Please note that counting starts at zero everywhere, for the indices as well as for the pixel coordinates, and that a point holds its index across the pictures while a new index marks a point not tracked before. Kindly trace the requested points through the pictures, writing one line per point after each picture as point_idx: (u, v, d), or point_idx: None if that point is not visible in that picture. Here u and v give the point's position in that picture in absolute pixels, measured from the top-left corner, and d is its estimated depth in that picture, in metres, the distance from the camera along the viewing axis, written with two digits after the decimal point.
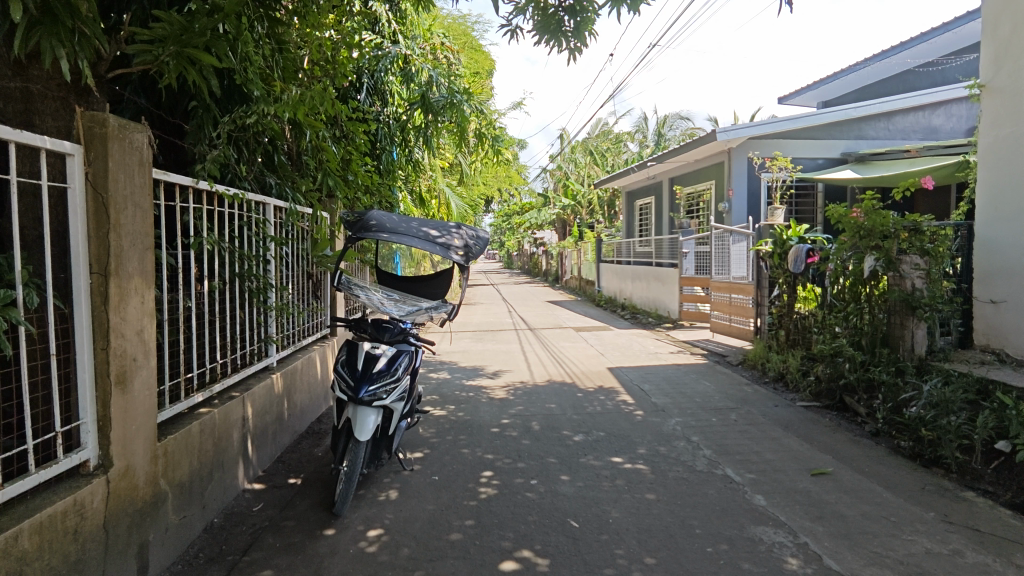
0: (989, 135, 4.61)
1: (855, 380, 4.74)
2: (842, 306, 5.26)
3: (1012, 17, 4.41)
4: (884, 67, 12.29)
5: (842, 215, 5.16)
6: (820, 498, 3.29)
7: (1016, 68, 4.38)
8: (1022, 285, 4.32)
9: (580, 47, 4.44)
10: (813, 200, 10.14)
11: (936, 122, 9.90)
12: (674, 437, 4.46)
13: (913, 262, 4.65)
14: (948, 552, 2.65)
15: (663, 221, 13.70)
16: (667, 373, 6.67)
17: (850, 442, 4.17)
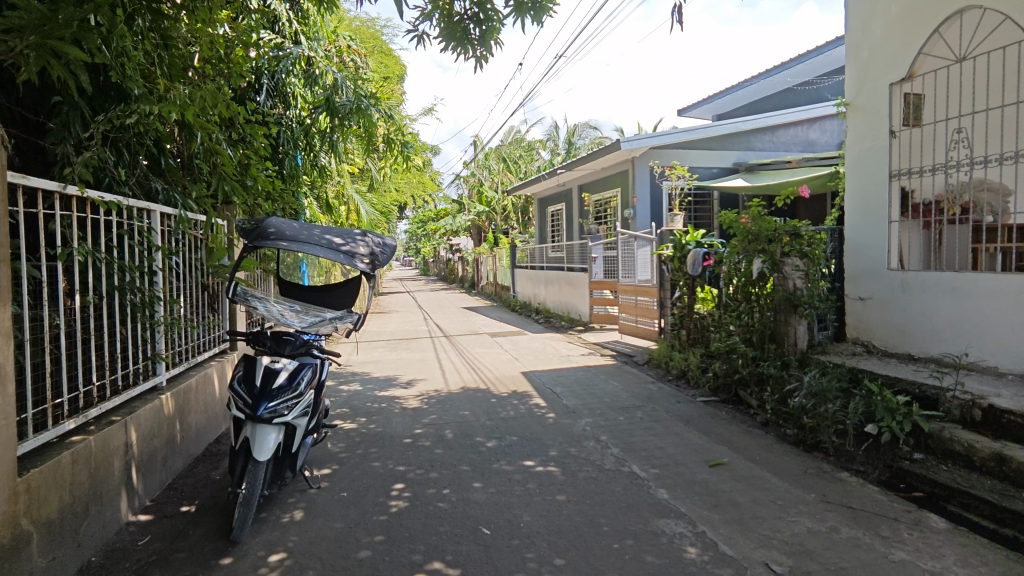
0: (854, 148, 5.11)
1: (748, 374, 5.08)
2: (735, 306, 5.63)
3: (869, 43, 4.93)
4: (769, 85, 13.37)
5: (733, 221, 5.54)
6: (717, 487, 3.49)
7: (874, 89, 4.90)
8: (883, 284, 4.83)
9: (486, 56, 4.46)
10: (709, 207, 10.82)
11: (813, 136, 10.85)
12: (585, 437, 4.58)
13: (794, 264, 5.07)
14: (826, 529, 2.90)
15: (574, 227, 14.09)
16: (578, 375, 6.85)
17: (744, 432, 4.46)
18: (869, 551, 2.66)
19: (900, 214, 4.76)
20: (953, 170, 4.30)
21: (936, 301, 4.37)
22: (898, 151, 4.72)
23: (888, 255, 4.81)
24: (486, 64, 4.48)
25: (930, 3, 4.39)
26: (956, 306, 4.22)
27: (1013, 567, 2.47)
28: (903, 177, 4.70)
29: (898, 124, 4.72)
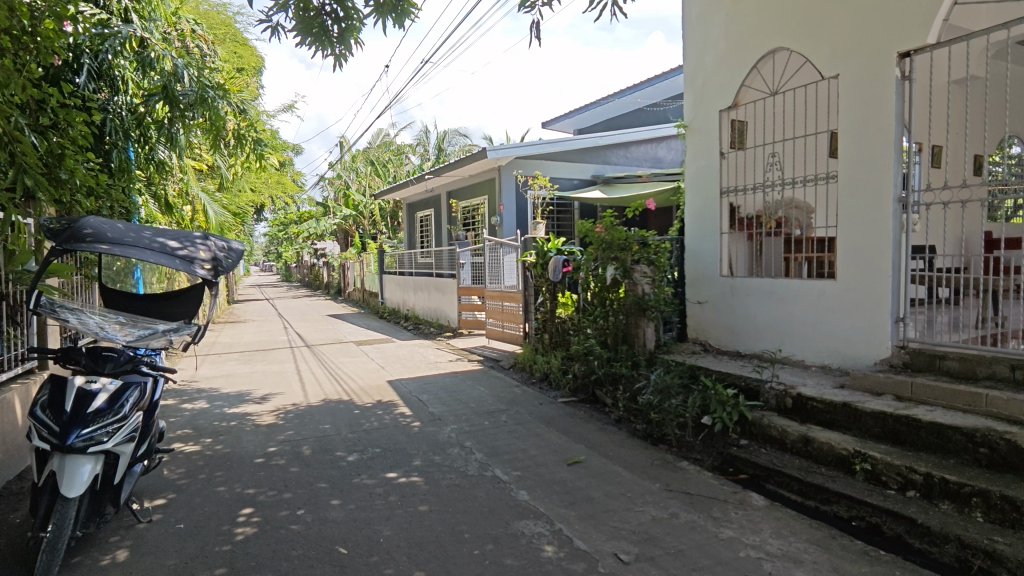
0: (692, 166, 5.63)
1: (603, 374, 5.39)
2: (591, 310, 5.97)
3: (703, 72, 5.47)
4: (623, 105, 14.38)
5: (588, 230, 5.86)
6: (573, 485, 3.65)
7: (707, 114, 5.44)
8: (716, 289, 5.38)
9: (346, 55, 4.30)
10: (571, 216, 11.38)
11: (660, 154, 11.84)
12: (449, 444, 4.56)
13: (642, 271, 5.49)
14: (668, 515, 3.14)
15: (443, 233, 14.08)
16: (445, 382, 6.82)
17: (599, 430, 4.72)
18: (703, 533, 2.93)
19: (728, 226, 5.33)
20: (769, 190, 4.91)
21: (758, 304, 4.95)
22: (727, 171, 5.28)
23: (720, 263, 5.37)
24: (347, 63, 4.32)
25: (749, 42, 4.97)
26: (774, 308, 4.81)
27: (814, 534, 2.86)
28: (730, 194, 5.26)
29: (727, 146, 5.28)
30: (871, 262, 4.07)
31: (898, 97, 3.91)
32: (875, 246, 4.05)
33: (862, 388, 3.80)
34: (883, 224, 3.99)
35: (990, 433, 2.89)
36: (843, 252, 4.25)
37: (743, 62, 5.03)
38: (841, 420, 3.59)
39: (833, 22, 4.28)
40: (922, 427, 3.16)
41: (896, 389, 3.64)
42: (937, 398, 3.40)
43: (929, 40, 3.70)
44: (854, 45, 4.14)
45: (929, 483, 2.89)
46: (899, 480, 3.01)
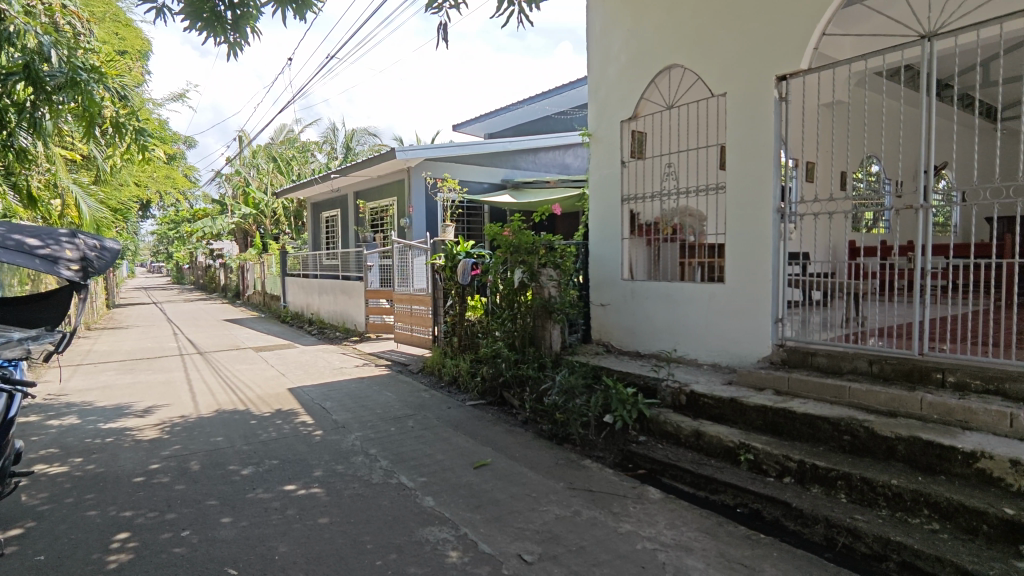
0: (595, 173, 5.83)
1: (510, 377, 5.44)
2: (499, 312, 6.01)
3: (606, 83, 5.69)
4: (532, 111, 14.62)
5: (496, 233, 5.89)
6: (480, 488, 3.65)
7: (610, 124, 5.65)
8: (617, 292, 5.62)
9: (241, 43, 4.04)
10: (480, 219, 11.44)
11: (568, 160, 12.11)
12: (353, 453, 4.41)
13: (549, 275, 5.65)
14: (570, 513, 3.22)
15: (350, 234, 13.65)
16: (350, 388, 6.59)
17: (507, 432, 4.75)
18: (603, 528, 3.03)
19: (629, 232, 5.57)
20: (666, 198, 5.18)
21: (656, 306, 5.21)
22: (628, 179, 5.51)
23: (621, 267, 5.60)
24: (242, 52, 4.07)
25: (647, 57, 5.22)
26: (669, 310, 5.08)
27: (704, 523, 3.03)
28: (631, 201, 5.50)
29: (627, 155, 5.52)
30: (754, 267, 4.40)
31: (776, 116, 4.27)
32: (758, 252, 4.38)
33: (747, 384, 4.09)
34: (764, 233, 4.34)
35: (852, 421, 3.21)
36: (730, 258, 4.57)
37: (642, 76, 5.28)
38: (728, 414, 3.84)
39: (721, 43, 4.59)
40: (798, 418, 3.45)
41: (775, 384, 3.96)
42: (810, 391, 3.74)
43: (802, 65, 4.08)
44: (739, 66, 4.47)
45: (802, 469, 3.15)
46: (777, 468, 3.27)
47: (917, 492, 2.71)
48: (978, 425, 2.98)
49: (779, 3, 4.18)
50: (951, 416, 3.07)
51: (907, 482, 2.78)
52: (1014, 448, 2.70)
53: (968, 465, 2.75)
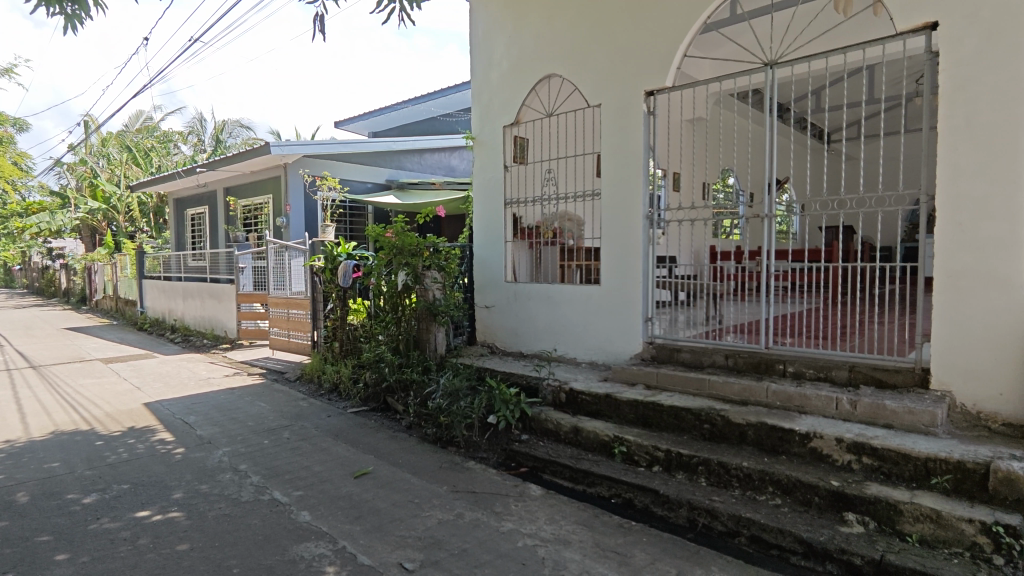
0: (479, 177, 5.86)
1: (394, 382, 5.33)
2: (382, 316, 5.86)
3: (488, 88, 5.75)
4: (417, 112, 14.44)
5: (379, 234, 5.72)
6: (360, 498, 3.52)
7: (492, 128, 5.72)
8: (501, 294, 5.71)
9: (80, 16, 3.59)
10: (363, 220, 11.09)
11: (453, 163, 12.06)
12: (220, 470, 4.07)
13: (433, 277, 5.60)
14: (453, 517, 3.20)
15: (219, 234, 12.62)
16: (218, 400, 6.09)
17: (389, 438, 4.64)
18: (485, 529, 3.05)
19: (512, 235, 5.68)
20: (546, 203, 5.34)
21: (537, 307, 5.36)
22: (510, 184, 5.61)
23: (505, 270, 5.69)
24: (82, 25, 3.61)
25: (528, 65, 5.35)
26: (550, 311, 5.24)
27: (581, 515, 3.16)
28: (513, 205, 5.61)
29: (510, 160, 5.62)
30: (626, 270, 4.67)
31: (644, 128, 4.57)
32: (630, 255, 4.65)
33: (621, 380, 4.34)
34: (636, 238, 4.61)
35: (711, 411, 3.51)
36: (605, 261, 4.81)
37: (523, 82, 5.41)
38: (604, 409, 4.04)
39: (595, 56, 4.82)
40: (665, 410, 3.71)
41: (646, 379, 4.22)
42: (675, 384, 4.03)
43: (666, 82, 4.40)
44: (612, 79, 4.72)
45: (669, 457, 3.39)
46: (647, 458, 3.49)
47: (763, 472, 3.02)
48: (811, 409, 3.38)
49: (646, 24, 4.49)
50: (790, 402, 3.47)
51: (755, 464, 3.09)
52: (840, 428, 3.10)
53: (804, 444, 3.11)
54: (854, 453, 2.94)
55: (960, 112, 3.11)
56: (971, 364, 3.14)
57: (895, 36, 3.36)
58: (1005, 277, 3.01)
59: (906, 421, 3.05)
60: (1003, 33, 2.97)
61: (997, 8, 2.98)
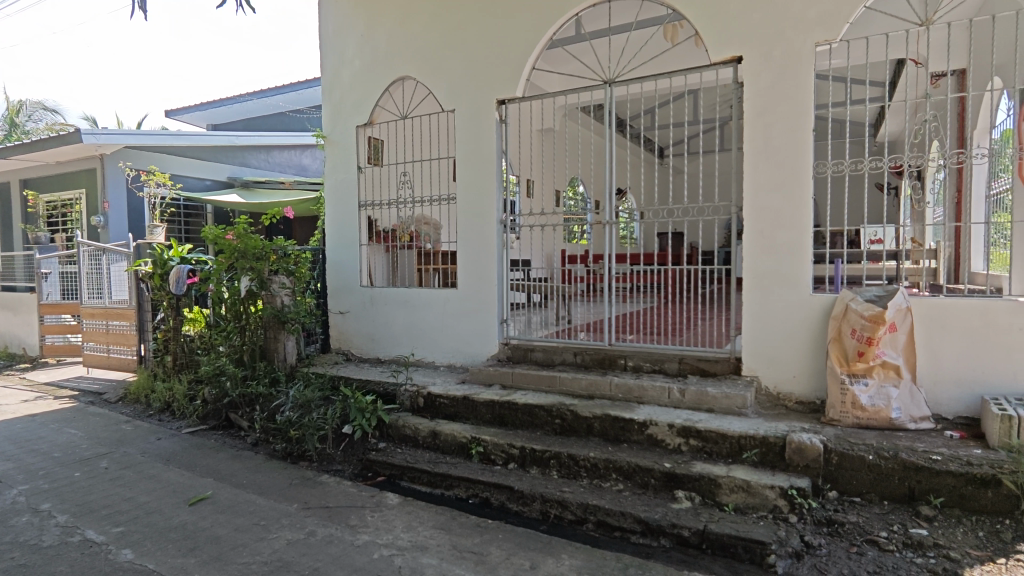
0: (331, 177, 5.62)
1: (237, 397, 4.91)
2: (223, 325, 5.36)
3: (339, 87, 5.55)
4: (262, 106, 13.46)
5: (218, 237, 5.13)
6: (196, 527, 3.19)
7: (344, 128, 5.52)
8: (356, 299, 5.53)
9: None
10: (201, 221, 10.11)
11: (305, 161, 11.42)
12: (14, 513, 3.45)
13: (281, 282, 5.25)
14: (304, 536, 3.03)
15: (14, 234, 10.70)
16: (12, 430, 5.15)
17: (232, 458, 4.25)
18: (339, 544, 2.92)
19: (367, 238, 5.52)
20: (402, 206, 5.27)
21: (395, 312, 5.27)
22: (364, 186, 5.47)
23: (360, 274, 5.52)
24: None
25: (380, 66, 5.25)
26: (408, 314, 5.18)
27: (439, 519, 3.15)
28: (369, 208, 5.46)
29: (364, 161, 5.47)
30: (482, 274, 4.76)
31: (497, 135, 4.70)
32: (485, 259, 4.75)
33: (478, 381, 4.42)
34: (490, 241, 4.73)
35: (561, 407, 3.70)
36: (462, 264, 4.86)
37: (376, 83, 5.28)
38: (461, 411, 4.08)
39: (449, 62, 4.86)
40: (519, 408, 3.84)
41: (501, 379, 4.34)
42: (529, 383, 4.19)
43: (517, 92, 4.57)
44: (464, 86, 4.80)
45: (523, 454, 3.52)
46: (503, 456, 3.60)
47: (607, 461, 3.25)
48: (648, 398, 3.72)
49: (497, 35, 4.62)
50: (630, 394, 3.78)
51: (599, 454, 3.31)
52: (671, 415, 3.43)
53: (642, 432, 3.40)
54: (683, 436, 3.28)
55: (760, 137, 3.61)
56: (772, 352, 3.65)
57: (710, 65, 3.80)
58: (795, 277, 3.54)
59: (723, 404, 3.47)
60: (791, 70, 3.50)
61: (786, 49, 3.51)
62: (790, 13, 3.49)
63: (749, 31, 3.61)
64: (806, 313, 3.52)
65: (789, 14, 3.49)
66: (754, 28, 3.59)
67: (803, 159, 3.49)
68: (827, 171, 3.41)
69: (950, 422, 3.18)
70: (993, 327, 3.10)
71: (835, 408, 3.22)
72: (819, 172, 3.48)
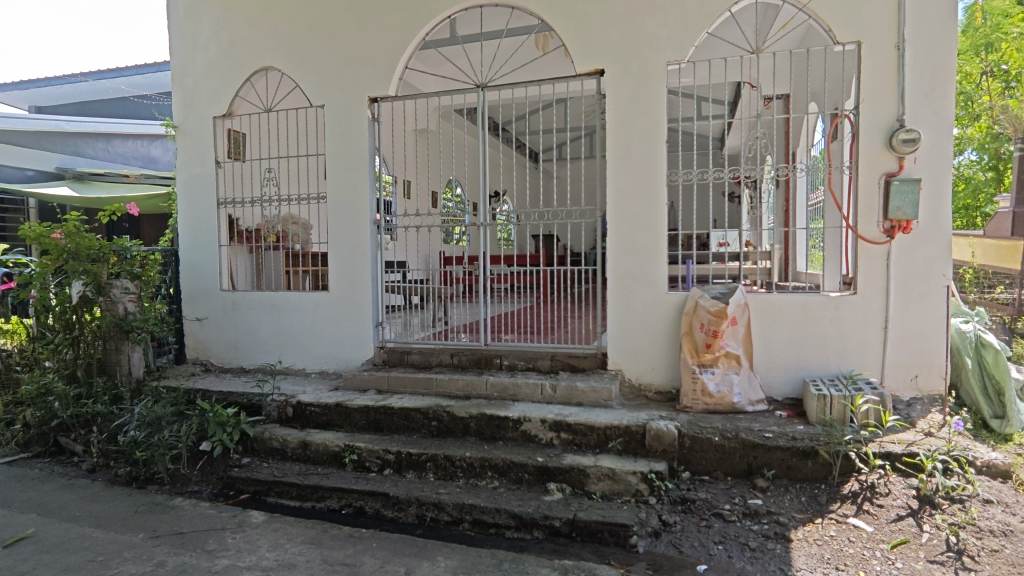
0: (184, 171, 5.14)
1: (70, 418, 4.31)
2: (51, 337, 4.63)
3: (192, 73, 5.08)
4: (100, 89, 11.93)
5: (39, 236, 4.34)
6: (12, 571, 2.74)
7: (198, 118, 5.07)
8: (216, 305, 5.11)
9: None
10: (21, 216, 8.77)
11: (154, 153, 10.30)
12: None
13: (123, 287, 4.67)
14: (152, 568, 2.73)
15: None
16: None
17: (62, 488, 3.72)
18: (193, 573, 2.67)
19: (228, 239, 5.13)
20: (266, 204, 4.94)
21: (260, 318, 4.93)
22: (224, 182, 5.08)
23: (220, 277, 5.10)
24: None
25: (239, 54, 4.89)
26: (275, 320, 4.88)
27: (309, 533, 2.99)
28: (229, 206, 5.06)
29: (222, 155, 5.07)
30: (354, 276, 4.61)
31: (369, 134, 4.57)
32: (358, 260, 4.60)
33: (352, 387, 4.26)
34: (363, 243, 4.59)
35: (438, 409, 3.69)
36: (333, 266, 4.68)
37: (234, 72, 4.91)
38: (334, 419, 3.92)
39: (316, 56, 4.65)
40: (395, 412, 3.77)
41: (376, 384, 4.22)
42: (405, 386, 4.13)
43: (389, 91, 4.48)
44: (333, 81, 4.62)
45: (399, 459, 3.46)
46: (377, 462, 3.51)
47: (483, 459, 3.29)
48: (522, 396, 3.82)
49: (367, 32, 4.50)
50: (505, 392, 3.86)
51: (475, 453, 3.35)
52: (543, 411, 3.56)
53: (516, 428, 3.49)
54: (554, 430, 3.41)
55: (621, 147, 3.85)
56: (633, 347, 3.91)
57: (576, 76, 3.99)
58: (653, 277, 3.83)
59: (591, 398, 3.67)
60: (646, 86, 3.78)
61: (643, 66, 3.78)
62: (645, 32, 3.77)
63: (610, 46, 3.84)
64: (662, 310, 3.83)
65: (644, 34, 3.77)
66: (613, 44, 3.83)
67: (658, 169, 3.79)
68: (678, 179, 3.73)
69: (780, 403, 3.62)
70: (811, 319, 3.57)
71: (688, 397, 3.52)
72: (671, 180, 3.80)
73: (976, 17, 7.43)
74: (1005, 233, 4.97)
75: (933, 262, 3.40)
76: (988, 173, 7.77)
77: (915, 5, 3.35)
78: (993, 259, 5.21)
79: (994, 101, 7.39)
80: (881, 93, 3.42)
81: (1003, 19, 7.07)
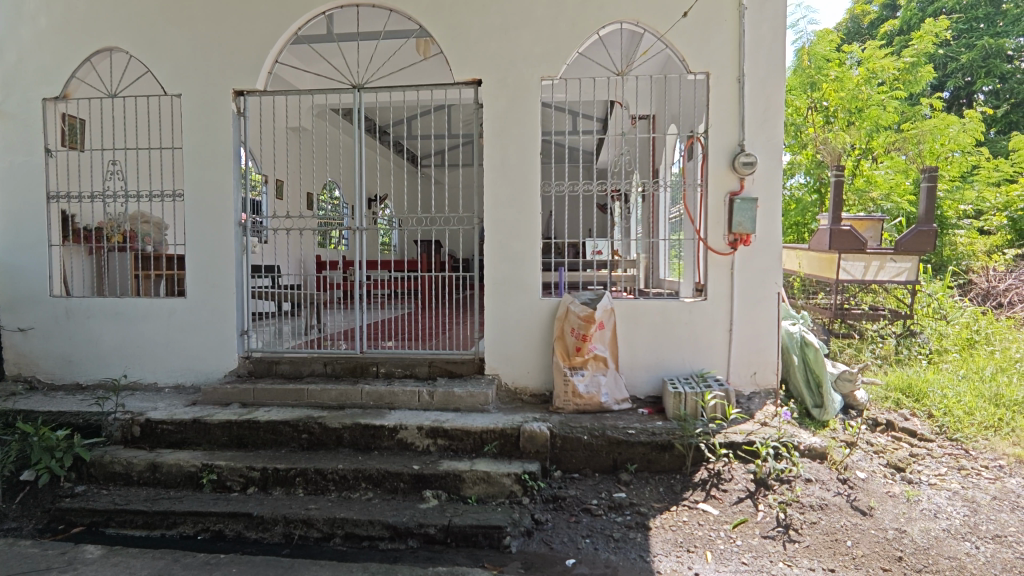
0: (4, 158, 4.46)
1: None
2: None
3: (16, 46, 4.43)
4: None
5: None
6: None
7: (23, 99, 4.43)
8: (46, 312, 4.47)
9: None
10: None
11: None
12: None
13: None
14: None
15: None
16: None
17: None
18: None
19: (60, 237, 4.52)
20: (110, 200, 4.42)
21: (102, 327, 4.39)
22: (55, 173, 4.46)
23: (50, 281, 4.47)
24: None
25: (77, 30, 4.34)
26: (120, 329, 4.38)
27: (157, 564, 2.71)
28: (61, 200, 4.45)
29: (55, 143, 4.46)
30: (216, 281, 4.26)
31: (234, 128, 4.28)
32: (219, 263, 4.26)
33: (211, 401, 3.94)
34: (227, 245, 4.26)
35: (308, 420, 3.51)
36: (190, 270, 4.29)
37: (70, 50, 4.36)
38: (191, 437, 3.59)
39: (171, 40, 4.26)
40: (261, 427, 3.54)
41: (240, 397, 3.94)
42: (273, 398, 3.89)
43: (257, 86, 4.23)
44: (191, 69, 4.25)
45: (264, 476, 3.25)
46: (240, 481, 3.28)
47: (356, 470, 3.19)
48: (399, 403, 3.77)
49: (231, 19, 4.20)
50: (381, 400, 3.79)
51: (349, 464, 3.24)
52: (420, 417, 3.53)
53: (392, 437, 3.43)
54: (431, 437, 3.40)
55: (498, 155, 3.94)
56: (509, 352, 4.01)
57: (455, 83, 4.03)
58: (527, 283, 3.95)
59: (467, 402, 3.72)
60: (521, 98, 3.90)
61: (518, 79, 3.90)
62: (520, 47, 3.89)
63: (487, 57, 3.92)
64: (537, 315, 3.96)
65: (519, 48, 3.89)
66: (490, 56, 3.92)
67: (533, 179, 3.92)
68: (551, 190, 3.88)
69: (642, 401, 3.89)
70: (669, 322, 3.89)
71: (560, 398, 3.68)
72: (545, 190, 3.94)
73: (802, 59, 8.54)
74: (824, 247, 5.57)
75: (767, 271, 3.85)
76: (813, 195, 8.38)
77: (753, 45, 3.79)
78: (816, 270, 5.88)
79: (816, 133, 8.50)
80: (726, 120, 3.83)
81: (824, 63, 8.33)
